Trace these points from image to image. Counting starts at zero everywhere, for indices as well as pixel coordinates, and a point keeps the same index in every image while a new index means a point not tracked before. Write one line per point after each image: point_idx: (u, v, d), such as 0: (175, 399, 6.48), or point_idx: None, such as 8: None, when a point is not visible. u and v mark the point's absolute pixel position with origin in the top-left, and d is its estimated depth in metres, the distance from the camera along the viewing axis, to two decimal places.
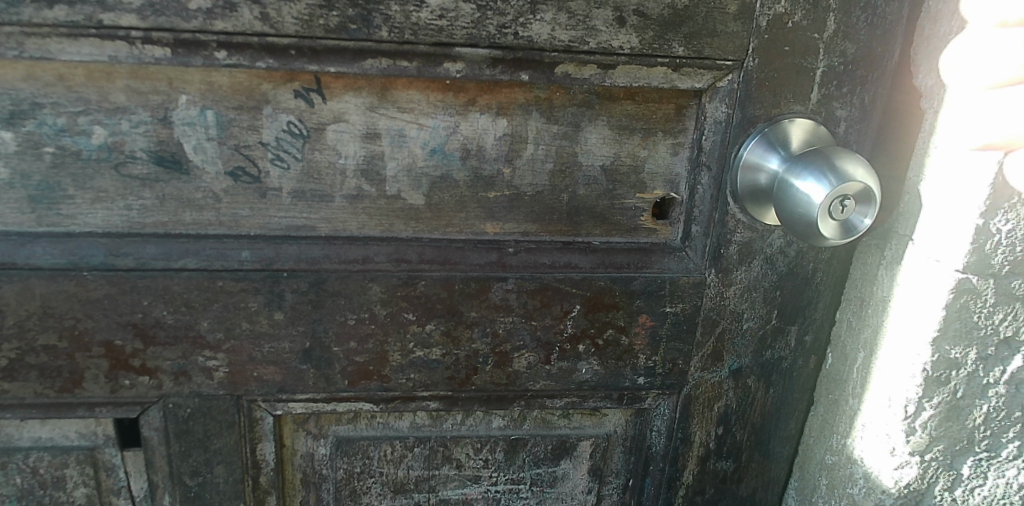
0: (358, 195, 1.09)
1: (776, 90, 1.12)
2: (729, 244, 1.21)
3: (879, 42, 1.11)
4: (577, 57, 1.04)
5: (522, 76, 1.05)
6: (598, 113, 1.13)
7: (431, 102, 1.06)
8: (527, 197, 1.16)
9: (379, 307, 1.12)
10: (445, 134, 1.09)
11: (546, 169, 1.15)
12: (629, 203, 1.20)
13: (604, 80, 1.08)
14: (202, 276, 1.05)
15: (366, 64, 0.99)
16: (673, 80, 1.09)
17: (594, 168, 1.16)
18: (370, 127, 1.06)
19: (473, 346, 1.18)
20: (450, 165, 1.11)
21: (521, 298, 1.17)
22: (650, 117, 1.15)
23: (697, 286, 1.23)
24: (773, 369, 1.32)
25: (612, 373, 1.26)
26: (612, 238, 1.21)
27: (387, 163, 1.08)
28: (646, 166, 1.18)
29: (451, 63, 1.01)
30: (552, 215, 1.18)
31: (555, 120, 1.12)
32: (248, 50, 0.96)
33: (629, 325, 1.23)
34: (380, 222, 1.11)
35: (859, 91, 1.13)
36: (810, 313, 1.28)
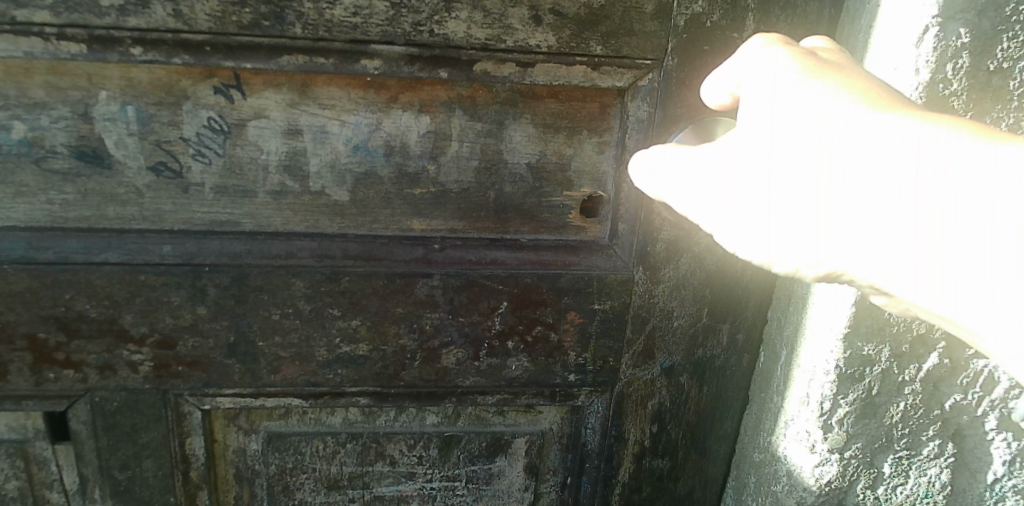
0: (282, 191, 1.10)
1: (697, 89, 1.13)
2: (657, 242, 1.22)
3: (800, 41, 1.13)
4: (494, 55, 1.05)
5: (441, 73, 1.06)
6: (522, 111, 1.14)
7: (352, 99, 1.07)
8: (454, 194, 1.17)
9: (303, 302, 1.13)
10: (368, 131, 1.10)
11: (472, 166, 1.16)
12: (557, 200, 1.21)
13: (524, 78, 1.09)
14: (123, 270, 1.06)
15: (283, 60, 1.01)
16: (593, 79, 1.11)
17: (520, 166, 1.17)
18: (291, 124, 1.07)
19: (400, 341, 1.19)
20: (374, 162, 1.12)
21: (447, 294, 1.18)
22: (574, 115, 1.16)
23: (625, 284, 1.24)
24: (706, 367, 1.34)
25: (542, 370, 1.27)
26: (540, 235, 1.23)
27: (310, 160, 1.09)
28: (573, 164, 1.19)
29: (368, 60, 1.03)
30: (479, 212, 1.19)
31: (478, 118, 1.13)
32: (163, 47, 0.97)
33: (558, 322, 1.24)
34: (305, 218, 1.13)
35: None
36: (740, 312, 1.30)
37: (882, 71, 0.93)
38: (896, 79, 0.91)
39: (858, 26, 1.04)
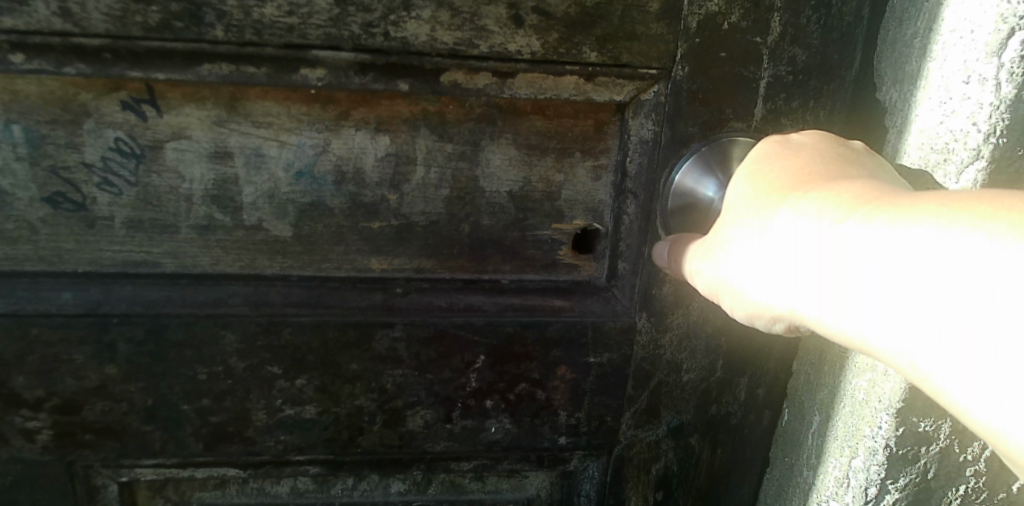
0: (209, 226, 0.91)
1: (711, 104, 0.95)
2: (662, 283, 1.03)
3: (836, 47, 0.95)
4: (464, 63, 0.86)
5: (399, 84, 0.86)
6: (502, 129, 0.95)
7: (293, 116, 0.88)
8: (421, 228, 0.98)
9: (236, 359, 0.93)
10: (314, 153, 0.91)
11: (442, 195, 0.97)
12: (544, 235, 1.02)
13: (502, 91, 0.90)
14: (9, 323, 0.86)
15: (205, 70, 0.81)
16: (587, 92, 0.92)
17: (500, 194, 0.99)
18: (218, 146, 0.88)
19: (356, 402, 1.00)
20: (322, 191, 0.93)
21: (412, 348, 0.99)
22: (564, 135, 0.98)
23: (625, 332, 1.05)
24: (719, 426, 1.15)
25: (527, 432, 1.08)
26: (525, 275, 1.04)
27: (243, 189, 0.90)
28: (563, 192, 1.00)
29: (309, 69, 0.83)
30: (451, 249, 1.00)
31: (448, 138, 0.94)
32: (52, 54, 0.78)
33: (546, 378, 1.05)
34: (240, 257, 0.93)
35: (814, 105, 0.98)
36: (760, 364, 1.11)
37: (949, 84, 0.76)
38: (968, 95, 0.74)
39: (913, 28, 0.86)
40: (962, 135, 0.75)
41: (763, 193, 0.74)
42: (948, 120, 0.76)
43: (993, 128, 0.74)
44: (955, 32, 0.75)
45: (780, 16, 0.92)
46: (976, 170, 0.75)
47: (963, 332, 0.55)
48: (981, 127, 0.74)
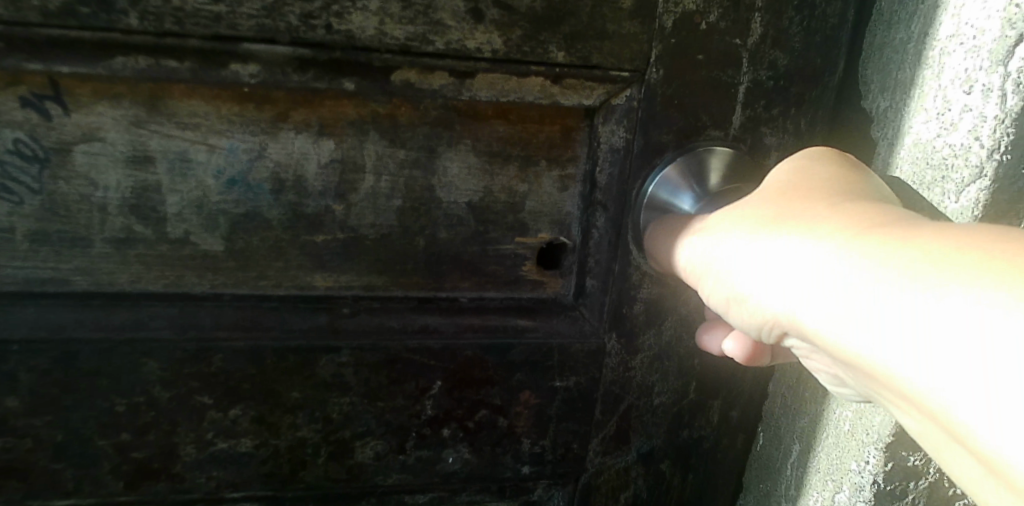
0: (127, 239, 0.81)
1: (687, 110, 0.88)
2: (634, 301, 0.96)
3: (819, 51, 0.89)
4: (417, 61, 0.77)
5: (344, 84, 0.77)
6: (460, 134, 0.87)
7: (223, 117, 0.78)
8: (370, 242, 0.89)
9: (159, 389, 0.83)
10: (248, 159, 0.81)
11: (394, 206, 0.88)
12: (507, 249, 0.94)
13: (460, 92, 0.81)
14: None
15: (117, 64, 0.71)
16: (553, 94, 0.84)
17: (459, 205, 0.90)
18: (137, 150, 0.77)
19: (298, 434, 0.90)
20: (258, 201, 0.83)
21: (361, 374, 0.89)
22: (529, 141, 0.90)
23: (594, 355, 0.97)
24: (692, 451, 1.08)
25: (488, 462, 1.00)
26: (486, 293, 0.95)
27: (166, 198, 0.80)
28: (527, 204, 0.92)
29: (241, 65, 0.73)
30: (405, 265, 0.91)
31: (401, 143, 0.85)
32: None
33: (508, 404, 0.97)
34: (164, 274, 0.83)
35: (794, 114, 0.92)
36: (735, 386, 1.05)
37: (949, 95, 0.70)
38: (970, 106, 0.69)
39: (902, 34, 0.81)
40: (966, 151, 0.70)
41: (780, 195, 0.69)
42: (947, 134, 0.71)
43: (998, 144, 0.68)
44: (954, 39, 0.70)
45: (760, 16, 0.86)
46: (980, 188, 0.69)
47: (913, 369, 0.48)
48: (986, 143, 0.68)
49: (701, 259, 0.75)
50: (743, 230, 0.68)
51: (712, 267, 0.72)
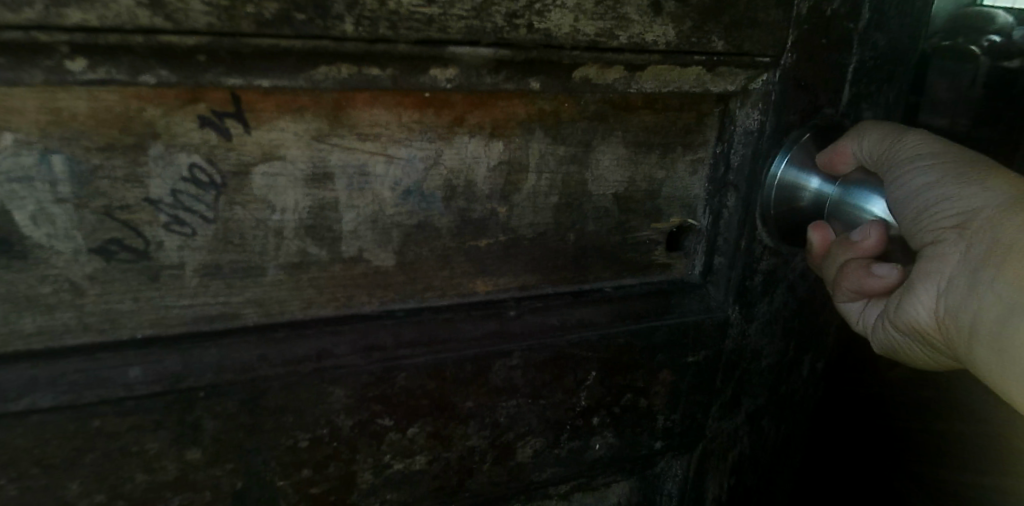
0: (302, 263, 0.74)
1: (809, 92, 0.94)
2: (755, 273, 1.02)
3: (909, 32, 0.98)
4: (603, 57, 0.76)
5: (532, 83, 0.75)
6: (612, 126, 0.87)
7: (403, 125, 0.73)
8: (528, 242, 0.88)
9: (343, 418, 0.78)
10: (423, 168, 0.76)
11: (551, 203, 0.87)
12: (643, 236, 0.96)
13: (629, 85, 0.81)
14: (65, 416, 0.64)
15: (320, 73, 0.64)
16: (705, 83, 0.87)
17: (606, 198, 0.91)
18: (317, 167, 0.71)
19: (468, 443, 0.88)
20: (431, 210, 0.79)
21: (528, 374, 0.89)
22: (669, 128, 0.91)
23: (720, 327, 1.03)
24: (787, 404, 1.18)
25: (627, 443, 1.03)
26: (624, 280, 0.97)
27: (343, 215, 0.74)
28: (663, 190, 0.95)
29: (440, 70, 0.69)
30: (555, 261, 0.91)
31: (561, 139, 0.84)
32: (127, 58, 0.57)
33: (649, 385, 1.00)
34: (336, 296, 0.77)
35: (885, 88, 1.01)
36: (822, 340, 1.16)
37: None
38: None
39: None
40: None
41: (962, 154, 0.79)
42: None
43: None
44: None
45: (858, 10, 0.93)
46: None
47: None
48: None
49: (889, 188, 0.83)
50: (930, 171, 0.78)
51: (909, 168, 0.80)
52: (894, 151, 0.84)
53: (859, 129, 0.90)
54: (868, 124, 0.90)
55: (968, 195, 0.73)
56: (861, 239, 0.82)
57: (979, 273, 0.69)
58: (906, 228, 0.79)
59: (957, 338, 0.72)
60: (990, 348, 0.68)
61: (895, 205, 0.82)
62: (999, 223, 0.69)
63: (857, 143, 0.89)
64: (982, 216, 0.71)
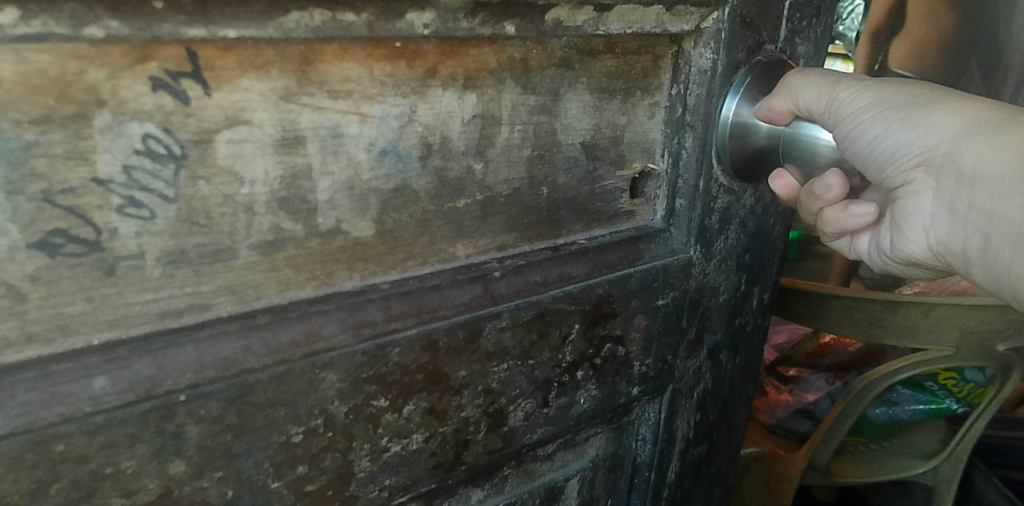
0: (276, 240, 0.67)
1: (754, 29, 0.96)
2: (713, 213, 1.05)
3: None
4: None
5: (506, 27, 0.72)
6: (578, 73, 0.85)
7: (376, 79, 0.67)
8: (503, 199, 0.84)
9: (337, 404, 0.72)
10: (398, 125, 0.71)
11: (524, 156, 0.84)
12: (610, 184, 0.95)
13: (597, 27, 0.80)
14: (23, 443, 0.55)
15: (290, 20, 0.58)
16: (664, 23, 0.87)
17: (575, 147, 0.89)
18: (288, 130, 0.63)
19: (462, 414, 0.85)
20: (408, 170, 0.74)
21: (516, 335, 0.86)
22: (629, 72, 0.90)
23: (685, 268, 1.05)
24: (740, 336, 1.23)
25: (608, 393, 1.03)
26: (594, 231, 0.95)
27: (318, 183, 0.67)
28: (626, 135, 0.94)
29: (417, 14, 0.65)
30: (531, 217, 0.88)
31: (532, 88, 0.81)
32: (67, 6, 0.49)
33: (626, 333, 1.01)
34: (314, 274, 0.70)
35: (814, 24, 1.06)
36: (766, 271, 1.22)
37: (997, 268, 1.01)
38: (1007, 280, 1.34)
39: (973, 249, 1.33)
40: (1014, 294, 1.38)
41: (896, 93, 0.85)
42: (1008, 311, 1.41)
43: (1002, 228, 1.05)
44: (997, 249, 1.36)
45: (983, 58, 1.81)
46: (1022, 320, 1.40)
47: None
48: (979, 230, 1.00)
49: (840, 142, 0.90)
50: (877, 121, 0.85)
51: (853, 123, 0.86)
52: (833, 106, 0.88)
53: (787, 83, 0.91)
54: (792, 77, 0.92)
55: (920, 139, 0.82)
56: (823, 192, 0.88)
57: (959, 208, 0.80)
58: (877, 175, 0.88)
59: (954, 259, 0.85)
60: (984, 266, 0.81)
61: (854, 157, 0.89)
62: (959, 161, 0.79)
63: (793, 102, 0.89)
64: (943, 157, 0.80)
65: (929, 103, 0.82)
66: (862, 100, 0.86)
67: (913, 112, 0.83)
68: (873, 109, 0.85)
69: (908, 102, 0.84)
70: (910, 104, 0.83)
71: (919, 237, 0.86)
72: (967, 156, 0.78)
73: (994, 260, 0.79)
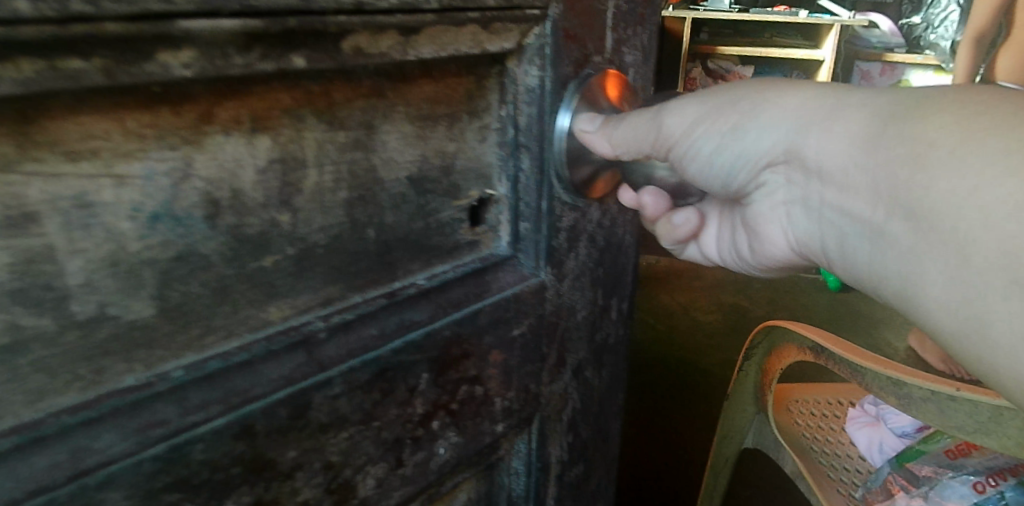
0: (14, 343, 0.53)
1: (579, 41, 0.93)
2: (559, 232, 1.00)
3: None
4: (372, 22, 0.66)
5: (294, 61, 0.63)
6: (392, 102, 0.77)
7: (130, 134, 0.57)
8: (321, 250, 0.74)
9: None
10: (169, 184, 0.60)
11: (340, 199, 0.74)
12: (446, 216, 0.88)
13: (406, 53, 0.73)
14: None
15: None
16: (482, 43, 0.81)
17: (400, 182, 0.81)
18: (10, 207, 0.51)
19: (298, 498, 0.75)
20: (192, 235, 0.62)
21: (353, 400, 0.77)
22: (450, 97, 0.84)
23: (537, 293, 0.99)
24: (604, 350, 1.21)
25: (469, 438, 0.96)
26: (434, 268, 0.87)
27: (64, 265, 0.55)
28: (457, 163, 0.87)
29: (171, 55, 0.54)
30: (358, 264, 0.78)
31: (338, 123, 0.72)
32: None
33: (481, 372, 0.94)
34: (77, 374, 0.58)
35: (640, 31, 1.04)
36: (623, 282, 1.21)
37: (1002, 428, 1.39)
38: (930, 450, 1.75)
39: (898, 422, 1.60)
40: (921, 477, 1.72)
41: (732, 100, 0.88)
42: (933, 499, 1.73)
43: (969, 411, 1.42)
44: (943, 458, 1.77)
45: None
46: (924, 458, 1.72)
47: (892, 220, 0.71)
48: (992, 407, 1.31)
49: (690, 162, 0.93)
50: (717, 132, 0.88)
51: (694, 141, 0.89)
52: (662, 132, 0.89)
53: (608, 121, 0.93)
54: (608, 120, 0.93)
55: (757, 144, 0.86)
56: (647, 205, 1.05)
57: (812, 203, 0.83)
58: (733, 183, 0.93)
59: (818, 254, 0.88)
60: (841, 259, 0.83)
61: (702, 171, 0.93)
62: (800, 152, 0.81)
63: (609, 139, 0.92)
64: (784, 150, 0.84)
65: (762, 103, 0.85)
66: (688, 116, 0.89)
67: (754, 113, 0.85)
68: (704, 125, 0.88)
69: (748, 106, 0.86)
70: (741, 108, 0.86)
71: (782, 235, 0.92)
72: (808, 149, 0.80)
73: (851, 254, 0.79)
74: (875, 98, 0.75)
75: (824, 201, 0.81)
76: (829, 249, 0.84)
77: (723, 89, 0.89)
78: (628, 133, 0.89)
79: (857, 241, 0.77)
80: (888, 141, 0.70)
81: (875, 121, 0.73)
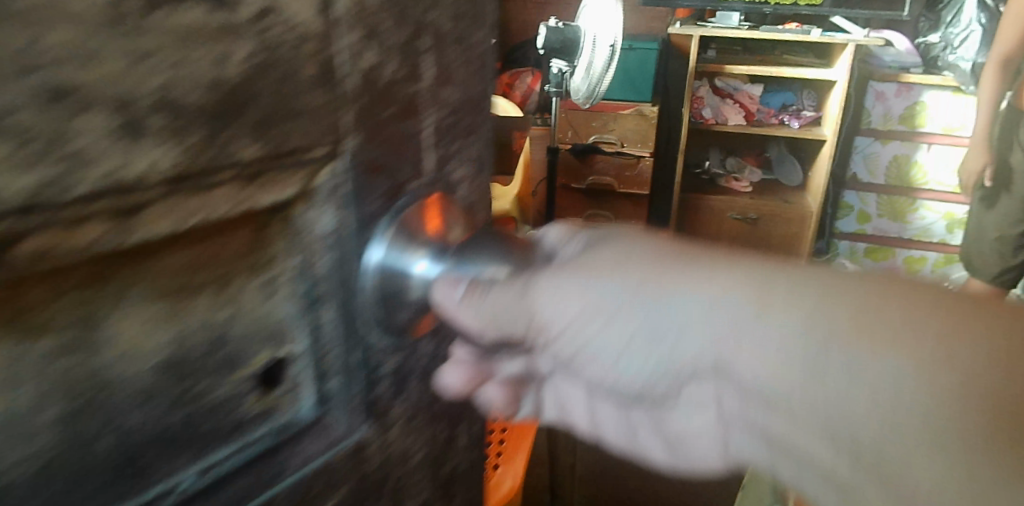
0: None
1: (388, 171, 0.82)
2: (380, 379, 0.89)
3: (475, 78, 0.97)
4: (68, 212, 0.53)
5: None
6: (128, 286, 0.65)
7: None
8: (30, 477, 0.62)
9: None
10: None
11: (52, 416, 0.62)
12: (223, 393, 0.77)
13: (125, 236, 0.59)
14: None
15: None
16: (244, 200, 0.68)
17: (146, 373, 0.69)
18: None
19: None
20: None
21: None
22: (212, 259, 0.71)
23: (354, 453, 0.87)
24: (452, 480, 1.11)
25: None
26: (208, 455, 0.75)
27: None
28: (233, 330, 0.76)
29: None
30: (89, 478, 0.67)
31: (38, 330, 0.59)
32: None
33: None
34: None
35: (465, 143, 0.99)
36: (468, 410, 1.12)
37: None
38: None
39: None
40: None
41: (633, 285, 0.81)
42: None
43: None
44: None
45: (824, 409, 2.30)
46: None
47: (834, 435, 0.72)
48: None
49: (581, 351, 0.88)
50: (597, 319, 0.83)
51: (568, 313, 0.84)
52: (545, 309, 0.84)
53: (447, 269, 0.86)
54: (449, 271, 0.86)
55: (652, 350, 0.84)
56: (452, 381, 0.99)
57: (740, 424, 0.84)
58: (632, 383, 0.89)
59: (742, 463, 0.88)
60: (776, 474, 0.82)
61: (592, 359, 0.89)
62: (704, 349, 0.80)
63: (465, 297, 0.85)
64: (696, 361, 0.81)
65: (673, 288, 0.79)
66: (563, 310, 0.84)
67: (638, 312, 0.81)
68: (575, 303, 0.83)
69: (632, 302, 0.81)
70: (633, 305, 0.81)
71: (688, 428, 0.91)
72: (729, 367, 0.78)
73: (768, 466, 0.83)
74: (801, 295, 0.74)
75: (758, 409, 0.79)
76: (744, 444, 0.86)
77: (597, 269, 0.83)
78: (494, 313, 0.85)
79: (780, 444, 0.79)
80: (834, 356, 0.70)
81: (807, 335, 0.72)
